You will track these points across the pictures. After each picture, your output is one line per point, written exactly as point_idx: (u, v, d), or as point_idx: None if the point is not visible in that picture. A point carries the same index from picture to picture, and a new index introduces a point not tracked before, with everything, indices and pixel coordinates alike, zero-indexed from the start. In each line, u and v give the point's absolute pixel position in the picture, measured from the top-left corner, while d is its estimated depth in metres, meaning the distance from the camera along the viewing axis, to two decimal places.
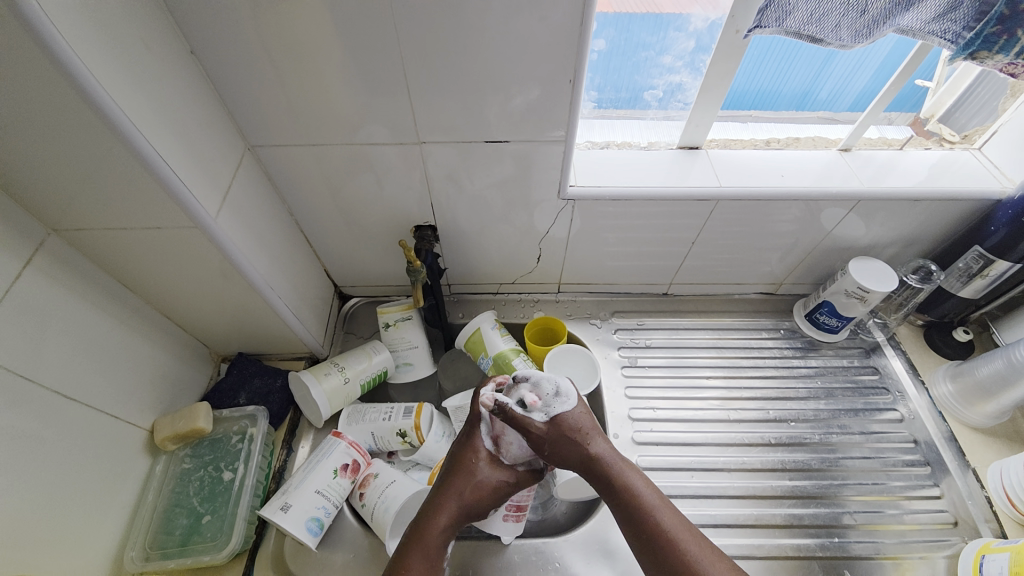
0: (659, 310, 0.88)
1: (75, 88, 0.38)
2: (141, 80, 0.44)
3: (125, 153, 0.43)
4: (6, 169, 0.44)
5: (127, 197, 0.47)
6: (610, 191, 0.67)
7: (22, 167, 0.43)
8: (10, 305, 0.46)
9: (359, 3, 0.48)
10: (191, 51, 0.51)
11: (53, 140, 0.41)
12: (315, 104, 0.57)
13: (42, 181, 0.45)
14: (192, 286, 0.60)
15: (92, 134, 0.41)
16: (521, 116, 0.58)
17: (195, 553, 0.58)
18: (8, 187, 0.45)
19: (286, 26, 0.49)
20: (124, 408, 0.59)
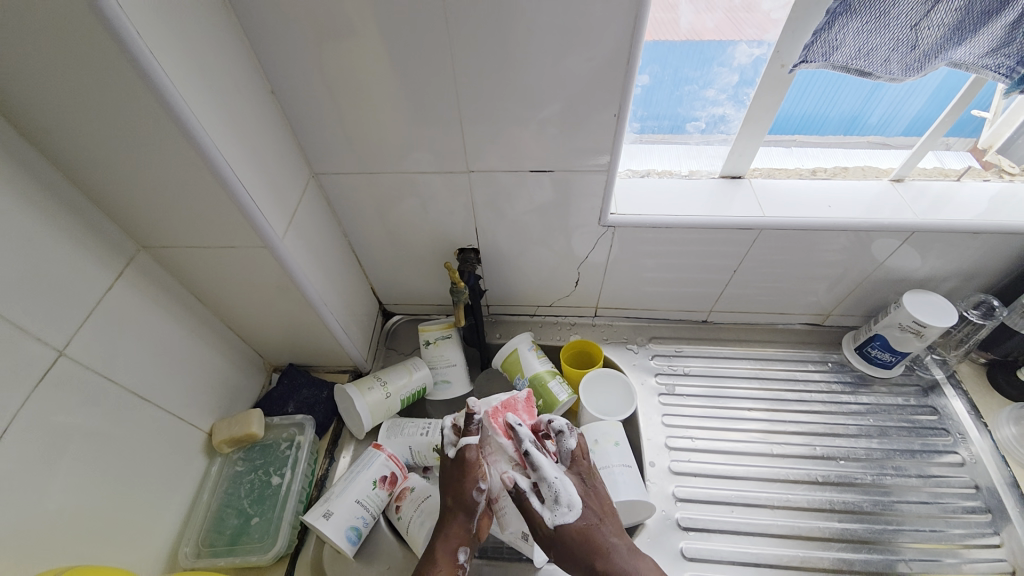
0: (699, 337, 0.87)
1: (175, 124, 0.43)
2: (228, 115, 0.49)
3: (211, 180, 0.48)
4: (111, 193, 0.50)
5: (207, 218, 0.52)
6: (651, 218, 0.68)
7: (125, 191, 0.49)
8: (100, 312, 0.52)
9: (419, 46, 0.52)
10: (270, 89, 0.56)
11: (152, 168, 0.47)
12: (374, 135, 0.61)
13: (139, 203, 0.51)
14: (254, 299, 0.65)
15: (185, 163, 0.46)
16: (565, 145, 0.61)
17: (243, 553, 0.61)
18: (111, 208, 0.52)
19: (353, 66, 0.54)
20: (187, 410, 0.64)
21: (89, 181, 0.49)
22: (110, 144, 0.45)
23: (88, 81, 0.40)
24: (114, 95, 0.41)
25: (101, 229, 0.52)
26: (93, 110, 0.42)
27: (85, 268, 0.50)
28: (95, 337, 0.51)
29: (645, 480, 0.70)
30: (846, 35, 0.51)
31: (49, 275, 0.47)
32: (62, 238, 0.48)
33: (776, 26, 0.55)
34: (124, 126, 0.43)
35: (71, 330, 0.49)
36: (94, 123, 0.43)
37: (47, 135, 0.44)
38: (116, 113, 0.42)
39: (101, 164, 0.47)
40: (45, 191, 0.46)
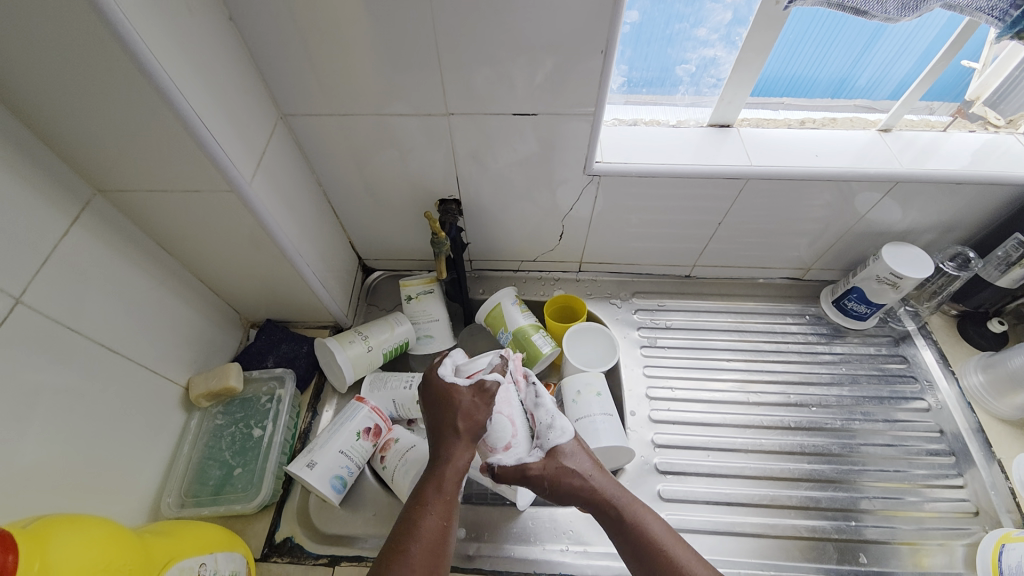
0: (681, 292, 0.87)
1: (122, 46, 0.39)
2: (184, 42, 0.45)
3: (168, 115, 0.44)
4: (59, 130, 0.46)
5: (168, 158, 0.49)
6: (637, 167, 0.66)
7: (71, 125, 0.45)
8: (56, 260, 0.49)
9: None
10: (228, 17, 0.51)
11: (102, 101, 0.43)
12: (345, 74, 0.57)
13: (89, 141, 0.47)
14: (224, 249, 0.62)
15: (138, 95, 0.43)
16: (550, 85, 0.57)
17: (228, 502, 0.61)
18: (60, 147, 0.47)
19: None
20: (161, 365, 0.62)
21: (31, 116, 0.45)
22: (48, 71, 0.41)
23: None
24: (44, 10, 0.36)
25: (51, 170, 0.48)
26: (23, 30, 0.38)
27: (35, 211, 0.46)
28: (54, 288, 0.49)
29: (625, 428, 0.72)
30: None
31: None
32: (7, 178, 0.44)
33: None
34: (63, 50, 0.39)
35: (27, 278, 0.46)
36: (26, 46, 0.39)
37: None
38: (52, 34, 0.38)
39: (43, 95, 0.43)
40: None
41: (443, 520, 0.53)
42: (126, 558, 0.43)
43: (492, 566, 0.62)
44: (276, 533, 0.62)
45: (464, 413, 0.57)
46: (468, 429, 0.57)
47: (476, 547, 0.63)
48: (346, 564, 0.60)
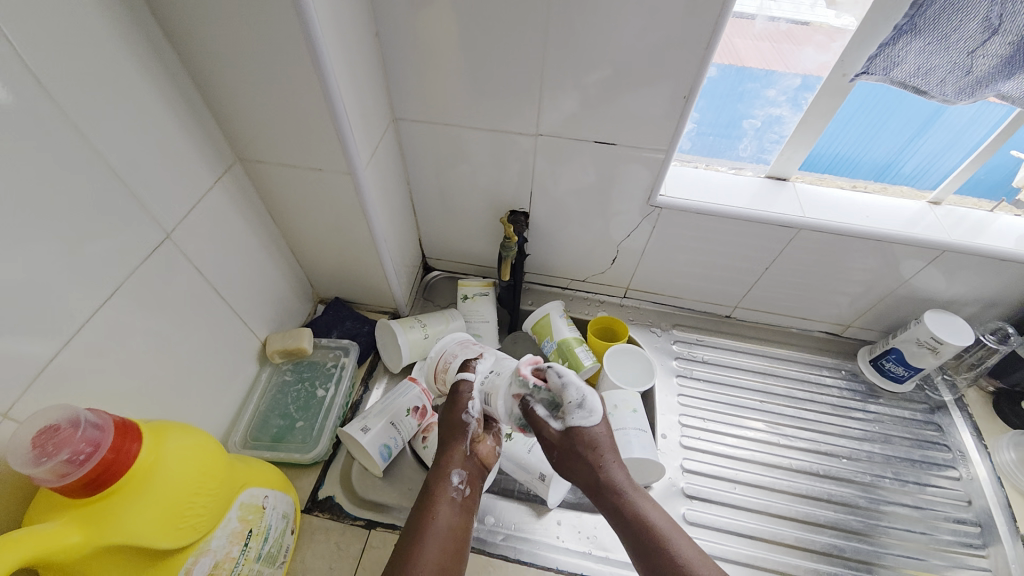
0: (720, 330, 0.91)
1: (307, 42, 0.47)
2: (346, 46, 0.53)
3: (323, 102, 0.53)
4: (229, 103, 0.55)
5: (307, 138, 0.57)
6: (696, 205, 0.72)
7: (241, 100, 0.54)
8: (200, 210, 0.57)
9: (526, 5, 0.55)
10: (376, 32, 0.61)
11: (273, 84, 0.52)
12: (456, 90, 0.66)
13: (249, 114, 0.56)
14: (322, 225, 0.70)
15: (305, 83, 0.51)
16: (632, 121, 0.65)
17: (286, 450, 0.66)
18: (223, 117, 0.56)
19: (459, 17, 0.57)
20: (250, 318, 0.69)
21: (210, 90, 0.54)
22: (240, 57, 0.50)
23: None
24: (257, 7, 0.45)
25: (211, 135, 0.57)
26: (235, 22, 0.47)
27: (195, 166, 0.55)
28: (192, 232, 0.56)
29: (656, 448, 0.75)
30: (909, 53, 0.54)
31: (168, 167, 0.52)
32: (181, 137, 0.53)
33: (843, 36, 0.59)
34: (259, 40, 0.48)
35: (176, 219, 0.54)
36: (231, 33, 0.48)
37: (188, 38, 0.49)
38: (255, 26, 0.47)
39: (227, 73, 0.52)
40: (175, 93, 0.51)
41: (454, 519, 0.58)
42: (225, 465, 0.46)
43: (516, 556, 0.65)
44: (320, 490, 0.66)
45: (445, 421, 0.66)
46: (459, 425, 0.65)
47: (502, 537, 0.66)
48: (381, 528, 0.63)
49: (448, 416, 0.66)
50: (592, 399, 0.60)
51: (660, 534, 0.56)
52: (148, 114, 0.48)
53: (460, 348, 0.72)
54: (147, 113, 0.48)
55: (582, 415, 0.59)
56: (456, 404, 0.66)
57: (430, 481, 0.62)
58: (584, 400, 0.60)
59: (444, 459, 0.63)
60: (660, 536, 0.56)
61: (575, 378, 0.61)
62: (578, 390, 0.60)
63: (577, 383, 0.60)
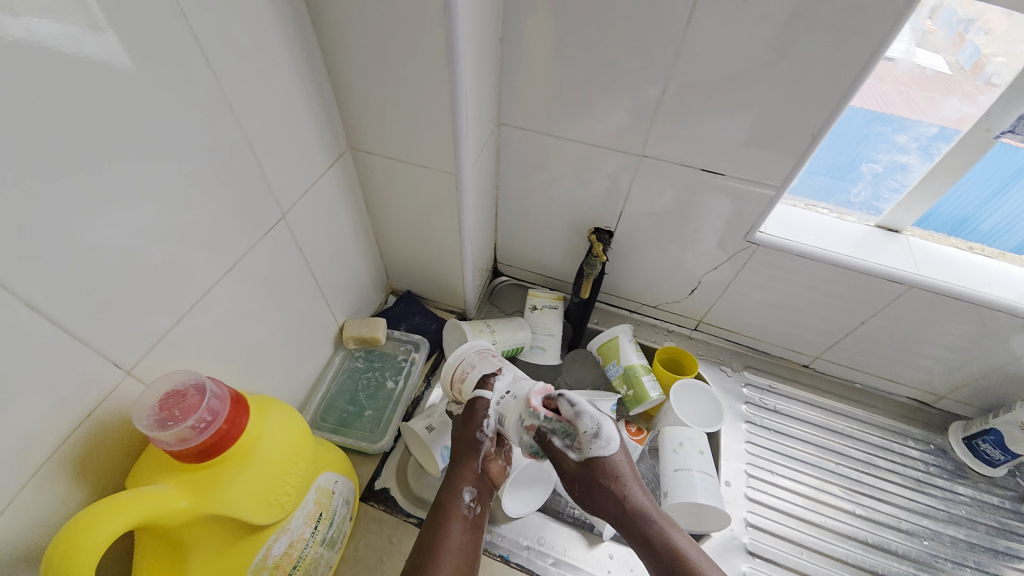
0: (795, 379, 0.86)
1: (448, 46, 0.48)
2: (478, 52, 0.53)
3: (448, 103, 0.53)
4: (355, 94, 0.56)
5: (422, 136, 0.58)
6: (797, 247, 0.68)
7: (368, 93, 0.55)
8: (311, 195, 0.58)
9: (665, 27, 0.53)
10: (501, 38, 0.60)
11: (404, 82, 0.52)
12: (566, 104, 0.64)
13: (371, 108, 0.57)
14: (412, 220, 0.72)
15: (436, 83, 0.51)
16: (748, 155, 0.61)
17: (352, 437, 0.68)
18: (346, 107, 0.58)
19: (590, 31, 0.56)
20: (333, 303, 0.70)
21: (339, 81, 0.55)
22: (379, 52, 0.51)
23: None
24: (409, 8, 0.46)
25: (330, 124, 0.58)
26: (383, 19, 0.48)
27: (314, 153, 0.56)
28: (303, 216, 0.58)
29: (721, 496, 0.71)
30: None
31: (293, 152, 0.53)
32: (308, 123, 0.54)
33: (993, 90, 0.54)
34: (402, 38, 0.49)
35: (292, 202, 0.55)
36: (377, 29, 0.49)
37: (332, 29, 0.50)
38: (402, 25, 0.47)
39: (360, 67, 0.53)
40: (309, 81, 0.53)
41: (463, 541, 0.55)
42: (311, 443, 0.47)
43: None
44: (377, 481, 0.67)
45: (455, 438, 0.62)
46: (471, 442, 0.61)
47: (553, 561, 0.65)
48: None
49: (460, 432, 0.62)
50: (608, 430, 0.56)
51: (688, 565, 0.51)
52: (286, 100, 0.50)
53: (479, 353, 0.65)
54: (285, 99, 0.49)
55: (598, 446, 0.55)
56: (468, 421, 0.61)
57: (441, 497, 0.59)
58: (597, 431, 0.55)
59: (455, 477, 0.59)
60: (689, 566, 0.51)
61: (591, 407, 0.57)
62: (593, 419, 0.56)
63: (589, 412, 0.55)
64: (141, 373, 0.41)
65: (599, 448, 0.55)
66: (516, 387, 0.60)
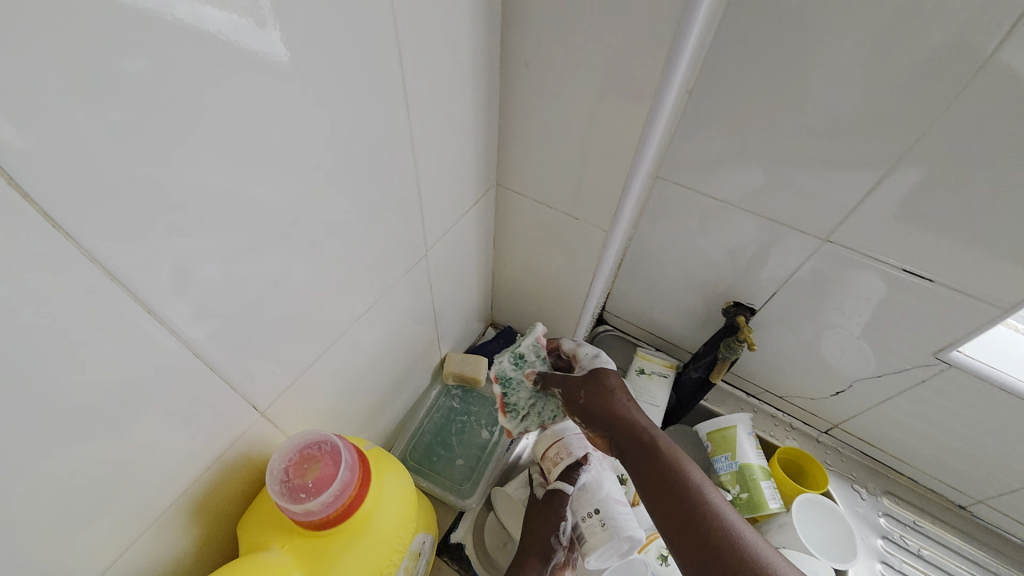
0: (948, 521, 0.72)
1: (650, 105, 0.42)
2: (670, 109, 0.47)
3: (626, 160, 0.47)
4: (521, 134, 0.52)
5: (582, 188, 0.53)
6: (1003, 380, 0.55)
7: (537, 136, 0.51)
8: (452, 232, 0.55)
9: (912, 107, 0.43)
10: (689, 90, 0.53)
11: (581, 131, 0.47)
12: (741, 169, 0.56)
13: (535, 150, 0.52)
14: (538, 262, 0.67)
15: (622, 139, 0.45)
16: (970, 268, 0.49)
17: (439, 484, 0.64)
18: (507, 144, 0.54)
19: (804, 100, 0.48)
20: (442, 337, 0.67)
21: (507, 118, 0.51)
22: (563, 99, 0.46)
23: (609, 41, 0.40)
24: (617, 60, 0.40)
25: (487, 160, 0.54)
26: (581, 67, 0.43)
27: (465, 190, 0.53)
28: (439, 254, 0.55)
29: None
30: None
31: (449, 190, 0.50)
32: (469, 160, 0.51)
33: None
34: (595, 89, 0.43)
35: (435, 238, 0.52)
36: (570, 75, 0.44)
37: (520, 68, 0.46)
38: (600, 75, 0.42)
39: (537, 109, 0.48)
40: (481, 118, 0.49)
41: None
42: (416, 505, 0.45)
43: None
44: (452, 533, 0.62)
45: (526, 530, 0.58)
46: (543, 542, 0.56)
47: None
48: None
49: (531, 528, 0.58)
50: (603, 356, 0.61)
51: None
52: (457, 138, 0.46)
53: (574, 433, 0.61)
54: (455, 136, 0.46)
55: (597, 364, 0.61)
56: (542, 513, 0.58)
57: None
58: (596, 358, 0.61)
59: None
60: None
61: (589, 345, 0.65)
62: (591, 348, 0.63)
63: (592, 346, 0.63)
64: (274, 414, 0.39)
65: (601, 363, 0.61)
66: (597, 480, 0.58)
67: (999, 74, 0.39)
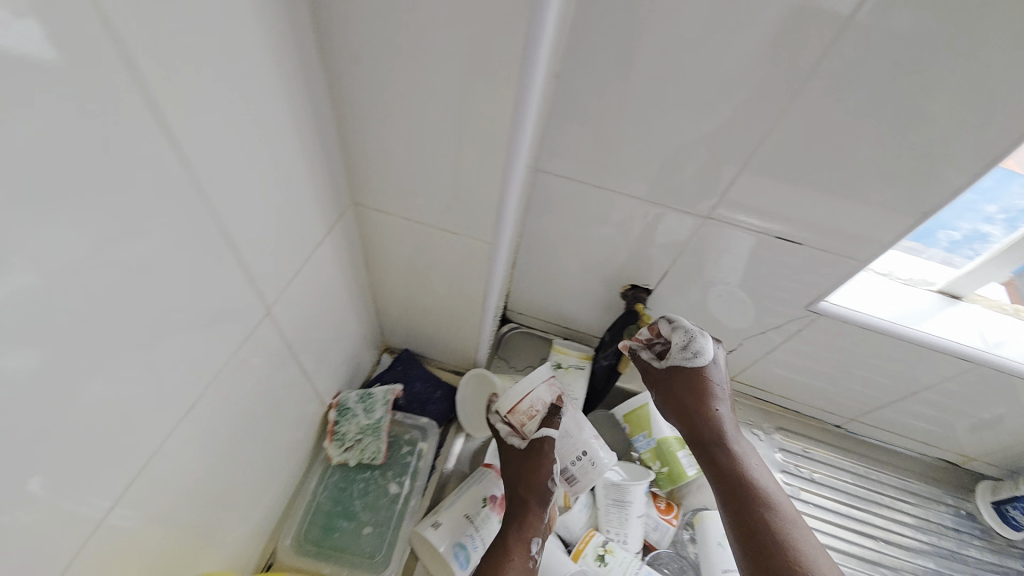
0: (830, 442, 0.81)
1: (516, 98, 0.35)
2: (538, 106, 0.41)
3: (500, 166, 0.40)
4: (367, 144, 0.42)
5: (454, 200, 0.45)
6: (865, 320, 0.62)
7: (383, 144, 0.41)
8: (304, 273, 0.44)
9: (769, 76, 0.44)
10: (556, 72, 0.48)
11: (439, 134, 0.39)
12: (619, 153, 0.54)
13: (387, 161, 0.43)
14: (421, 281, 0.58)
15: (488, 143, 0.38)
16: (832, 223, 0.53)
17: (348, 565, 0.54)
18: (354, 157, 0.43)
19: (675, 78, 0.46)
20: (322, 387, 0.56)
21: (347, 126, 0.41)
22: (409, 98, 0.37)
23: (452, 29, 0.32)
24: (470, 59, 0.33)
25: (334, 178, 0.44)
26: (429, 65, 0.34)
27: (310, 220, 0.42)
28: (292, 302, 0.44)
29: None
30: None
31: (287, 225, 0.39)
32: (309, 185, 0.40)
33: None
34: (450, 92, 0.36)
35: (278, 290, 0.41)
36: (417, 75, 0.35)
37: (347, 61, 0.36)
38: (454, 74, 0.34)
39: (378, 112, 0.38)
40: (312, 128, 0.38)
41: None
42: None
43: None
44: None
45: (514, 482, 0.59)
46: (539, 490, 0.58)
47: None
48: None
49: (523, 476, 0.59)
50: (700, 344, 0.59)
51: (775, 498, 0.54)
52: (285, 160, 0.36)
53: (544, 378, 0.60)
54: (278, 157, 0.35)
55: (686, 359, 0.59)
56: (535, 463, 0.59)
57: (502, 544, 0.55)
58: (692, 346, 0.59)
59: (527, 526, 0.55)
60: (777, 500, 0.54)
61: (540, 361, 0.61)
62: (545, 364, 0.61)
63: (685, 327, 0.59)
64: None
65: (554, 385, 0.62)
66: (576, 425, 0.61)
67: (866, 25, 0.39)
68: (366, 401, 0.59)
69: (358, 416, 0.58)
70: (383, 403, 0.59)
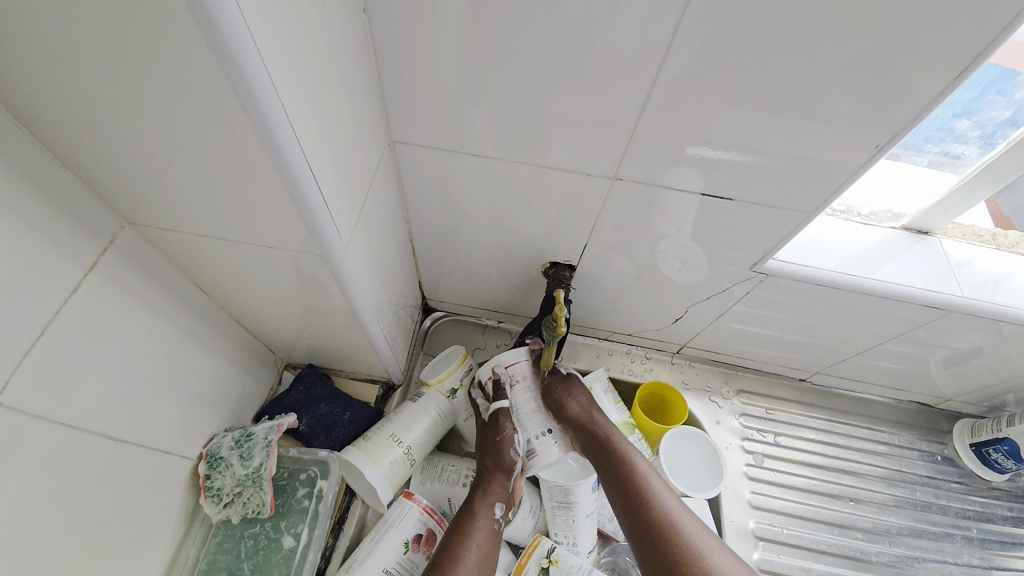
0: (795, 399, 0.75)
1: (227, 68, 0.25)
2: (309, 71, 0.30)
3: (268, 163, 0.30)
4: (93, 152, 0.31)
5: (247, 208, 0.35)
6: (818, 275, 0.53)
7: (110, 147, 0.30)
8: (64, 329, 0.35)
9: None
10: (363, 12, 0.37)
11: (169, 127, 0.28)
12: (479, 108, 0.43)
13: (134, 169, 0.32)
14: (277, 299, 0.48)
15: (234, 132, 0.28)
16: (757, 167, 0.43)
17: None
18: (90, 169, 0.33)
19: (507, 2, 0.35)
20: (178, 438, 0.48)
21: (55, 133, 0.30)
22: (98, 86, 0.26)
23: None
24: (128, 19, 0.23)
25: (68, 201, 0.33)
26: (86, 41, 0.24)
27: (41, 263, 0.32)
28: (55, 367, 0.35)
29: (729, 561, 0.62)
30: None
31: None
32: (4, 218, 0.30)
33: None
34: (136, 76, 0.26)
35: (12, 362, 0.32)
36: (80, 62, 0.25)
37: None
38: (130, 54, 0.24)
39: (74, 107, 0.28)
40: None
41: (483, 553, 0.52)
42: None
43: None
44: None
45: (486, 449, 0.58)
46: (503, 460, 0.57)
47: None
48: None
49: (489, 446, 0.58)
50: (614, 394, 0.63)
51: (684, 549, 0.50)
52: None
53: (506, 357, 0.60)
54: None
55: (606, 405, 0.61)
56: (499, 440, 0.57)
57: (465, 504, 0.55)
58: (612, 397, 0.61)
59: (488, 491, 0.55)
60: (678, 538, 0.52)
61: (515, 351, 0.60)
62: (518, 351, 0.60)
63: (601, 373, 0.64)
64: None
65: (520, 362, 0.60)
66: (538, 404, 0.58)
67: None
68: (242, 446, 0.53)
69: (233, 466, 0.52)
70: (262, 448, 0.54)
